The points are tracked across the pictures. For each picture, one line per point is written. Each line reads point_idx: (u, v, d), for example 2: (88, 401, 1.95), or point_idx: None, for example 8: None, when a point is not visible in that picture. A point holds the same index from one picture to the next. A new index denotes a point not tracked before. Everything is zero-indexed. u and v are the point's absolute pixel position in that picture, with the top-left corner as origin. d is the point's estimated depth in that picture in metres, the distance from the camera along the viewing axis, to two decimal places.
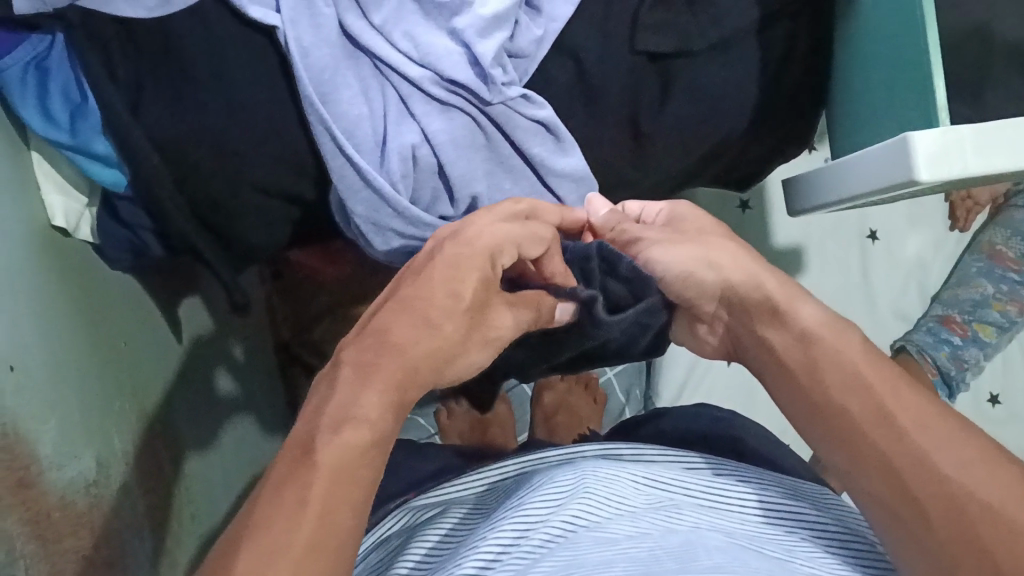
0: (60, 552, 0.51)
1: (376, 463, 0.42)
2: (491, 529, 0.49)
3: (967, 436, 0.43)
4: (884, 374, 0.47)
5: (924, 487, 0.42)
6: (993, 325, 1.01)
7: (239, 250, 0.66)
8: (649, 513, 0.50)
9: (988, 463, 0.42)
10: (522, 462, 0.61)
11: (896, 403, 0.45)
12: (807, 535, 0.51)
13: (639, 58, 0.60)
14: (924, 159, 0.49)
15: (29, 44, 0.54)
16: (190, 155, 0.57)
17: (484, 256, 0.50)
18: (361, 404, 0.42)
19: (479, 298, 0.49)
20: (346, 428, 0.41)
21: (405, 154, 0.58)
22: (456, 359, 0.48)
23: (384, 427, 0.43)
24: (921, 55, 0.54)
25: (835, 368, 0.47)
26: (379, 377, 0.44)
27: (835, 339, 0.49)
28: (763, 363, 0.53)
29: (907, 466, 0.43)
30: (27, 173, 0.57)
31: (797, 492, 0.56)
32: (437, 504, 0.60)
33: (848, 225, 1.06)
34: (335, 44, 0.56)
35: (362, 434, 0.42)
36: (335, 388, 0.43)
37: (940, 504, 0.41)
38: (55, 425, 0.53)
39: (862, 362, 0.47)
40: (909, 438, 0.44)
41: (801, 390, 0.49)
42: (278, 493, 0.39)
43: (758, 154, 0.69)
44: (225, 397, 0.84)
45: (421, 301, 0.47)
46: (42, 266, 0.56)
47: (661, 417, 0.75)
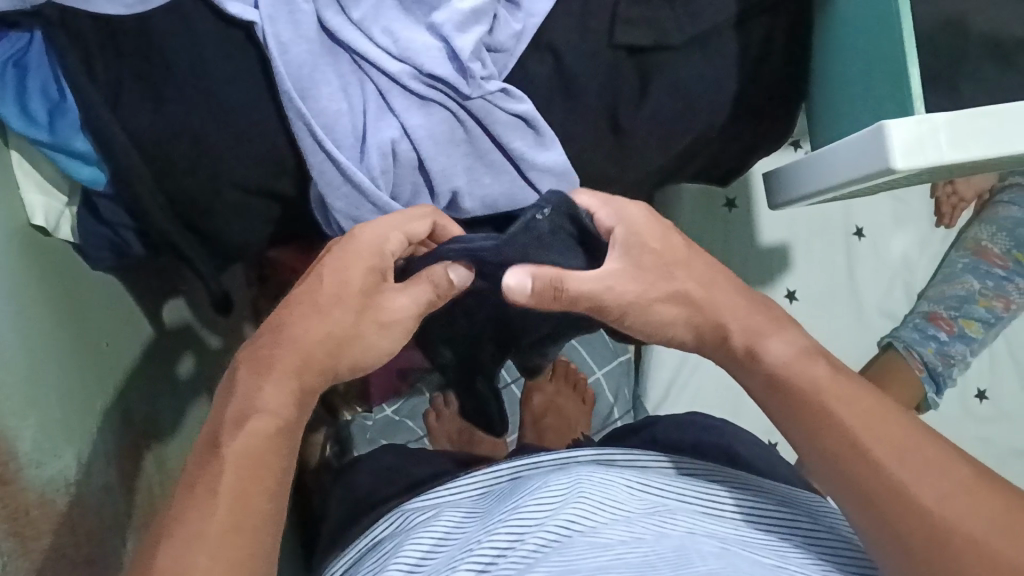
0: (39, 549, 0.51)
1: (285, 450, 0.46)
2: (486, 533, 0.50)
3: (944, 463, 0.45)
4: (856, 398, 0.48)
5: (907, 520, 0.43)
6: (979, 321, 1.00)
7: (222, 249, 0.66)
8: (643, 517, 0.51)
9: (966, 494, 0.43)
10: (513, 467, 0.60)
11: (872, 431, 0.46)
12: (799, 541, 0.52)
13: (618, 52, 0.61)
14: (900, 147, 0.50)
15: (6, 41, 0.55)
16: (170, 151, 0.57)
17: (370, 252, 0.53)
18: (261, 398, 0.47)
19: (370, 287, 0.53)
20: (251, 419, 0.45)
21: (385, 150, 0.58)
22: (351, 345, 0.52)
23: (288, 415, 0.47)
24: (897, 47, 0.54)
25: (813, 393, 0.48)
26: (279, 376, 0.48)
27: (809, 368, 0.49)
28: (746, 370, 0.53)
29: (884, 496, 0.44)
30: (6, 171, 0.57)
31: (787, 499, 0.56)
32: (428, 507, 0.58)
33: (834, 224, 1.05)
34: (315, 40, 0.56)
35: (278, 429, 0.46)
36: (236, 386, 0.47)
37: (923, 536, 0.43)
38: (34, 422, 0.53)
39: (831, 384, 0.48)
40: (885, 468, 0.45)
41: (782, 404, 0.49)
42: (193, 494, 0.42)
43: (738, 148, 0.69)
44: (209, 399, 0.84)
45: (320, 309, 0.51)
46: (22, 266, 0.56)
47: (649, 427, 0.74)
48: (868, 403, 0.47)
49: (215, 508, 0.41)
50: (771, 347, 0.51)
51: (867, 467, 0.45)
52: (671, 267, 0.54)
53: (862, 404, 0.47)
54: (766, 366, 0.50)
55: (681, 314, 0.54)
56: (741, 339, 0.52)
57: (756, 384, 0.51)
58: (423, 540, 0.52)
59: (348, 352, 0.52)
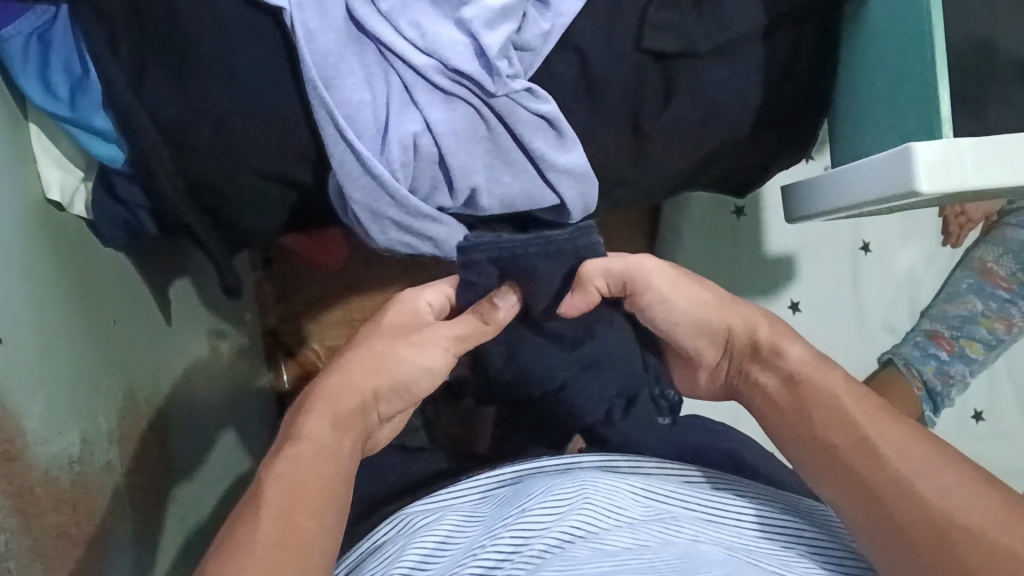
0: (42, 527, 0.51)
1: (335, 473, 0.49)
2: (491, 537, 0.50)
3: (947, 464, 0.48)
4: (858, 398, 0.53)
5: (909, 510, 0.47)
6: (981, 342, 1.00)
7: (236, 233, 0.65)
8: (647, 524, 0.51)
9: (968, 488, 0.47)
10: (518, 470, 0.60)
11: (875, 430, 0.50)
12: (802, 551, 0.51)
13: (644, 57, 0.60)
14: (924, 168, 0.49)
15: (33, 14, 0.54)
16: (190, 134, 0.57)
17: (406, 315, 0.61)
18: (309, 424, 0.51)
19: (402, 328, 0.59)
20: (302, 442, 0.50)
21: (406, 143, 0.58)
22: (390, 367, 0.56)
23: (335, 442, 0.51)
24: (927, 68, 0.54)
25: (816, 393, 0.54)
26: (319, 412, 0.52)
27: (818, 374, 0.55)
28: (768, 373, 0.57)
29: (891, 492, 0.48)
30: (24, 146, 0.57)
31: (793, 508, 0.56)
32: (432, 510, 0.58)
33: (842, 237, 1.05)
34: (341, 29, 0.56)
35: (319, 453, 0.50)
36: (288, 422, 0.52)
37: (923, 527, 0.46)
38: (42, 400, 0.53)
39: (843, 395, 0.53)
40: (891, 465, 0.49)
41: (788, 418, 0.55)
42: (240, 518, 0.45)
43: (756, 158, 0.69)
44: (210, 381, 0.84)
45: (374, 351, 0.56)
46: (37, 241, 0.56)
47: None
48: (872, 410, 0.52)
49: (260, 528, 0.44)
50: (788, 348, 0.57)
51: (871, 463, 0.49)
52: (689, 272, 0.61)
53: (867, 407, 0.52)
54: (783, 364, 0.56)
55: (713, 310, 0.60)
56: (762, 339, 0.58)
57: (769, 392, 0.57)
58: (425, 542, 0.52)
59: (379, 372, 0.55)
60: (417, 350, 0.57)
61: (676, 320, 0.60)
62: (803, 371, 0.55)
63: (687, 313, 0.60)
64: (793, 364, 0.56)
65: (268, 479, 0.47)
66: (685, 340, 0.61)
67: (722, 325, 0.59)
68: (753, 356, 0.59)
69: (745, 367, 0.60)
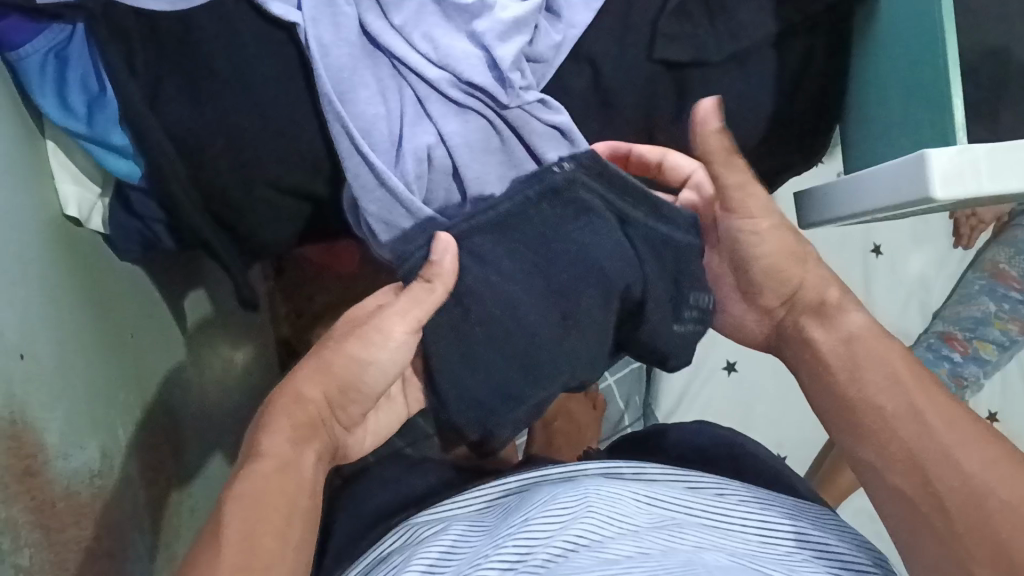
0: (63, 540, 0.51)
1: (295, 488, 0.49)
2: (493, 547, 0.50)
3: (990, 441, 0.48)
4: (906, 365, 0.52)
5: (951, 480, 0.47)
6: (994, 343, 0.99)
7: (251, 246, 0.66)
8: (651, 532, 0.50)
9: (1010, 463, 0.46)
10: (523, 479, 0.60)
11: (924, 399, 0.50)
12: (809, 555, 0.51)
13: (656, 67, 0.60)
14: (937, 178, 0.50)
15: (49, 33, 0.54)
16: (205, 147, 0.57)
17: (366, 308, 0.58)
18: (267, 442, 0.51)
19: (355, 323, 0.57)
20: (263, 460, 0.50)
21: (420, 155, 0.58)
22: (344, 370, 0.55)
23: (293, 456, 0.51)
24: (941, 77, 0.54)
25: (869, 354, 0.53)
26: (280, 425, 0.52)
27: (875, 338, 0.54)
28: (822, 331, 0.56)
29: (933, 460, 0.48)
30: (42, 163, 0.57)
31: (799, 510, 0.55)
32: (435, 522, 0.58)
33: (853, 240, 1.05)
34: (355, 43, 0.57)
35: (279, 470, 0.49)
36: (250, 435, 0.52)
37: (962, 496, 0.46)
38: (62, 414, 0.53)
39: (893, 359, 0.52)
40: (936, 438, 0.48)
41: (838, 378, 0.54)
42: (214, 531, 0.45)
43: (770, 165, 0.68)
44: (223, 390, 0.84)
45: (324, 361, 0.55)
46: (55, 256, 0.56)
47: (659, 435, 0.73)
48: (923, 376, 0.51)
49: (222, 554, 0.44)
50: (853, 311, 0.56)
51: (917, 435, 0.49)
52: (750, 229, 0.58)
53: (918, 371, 0.52)
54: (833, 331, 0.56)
55: (795, 265, 0.57)
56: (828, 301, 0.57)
57: (819, 341, 0.56)
58: (432, 549, 0.52)
59: (331, 377, 0.55)
60: (367, 348, 0.55)
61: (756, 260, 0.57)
62: (860, 333, 0.55)
63: (762, 259, 0.57)
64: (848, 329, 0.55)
65: (232, 499, 0.47)
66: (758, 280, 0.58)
67: (796, 282, 0.57)
68: (812, 318, 0.57)
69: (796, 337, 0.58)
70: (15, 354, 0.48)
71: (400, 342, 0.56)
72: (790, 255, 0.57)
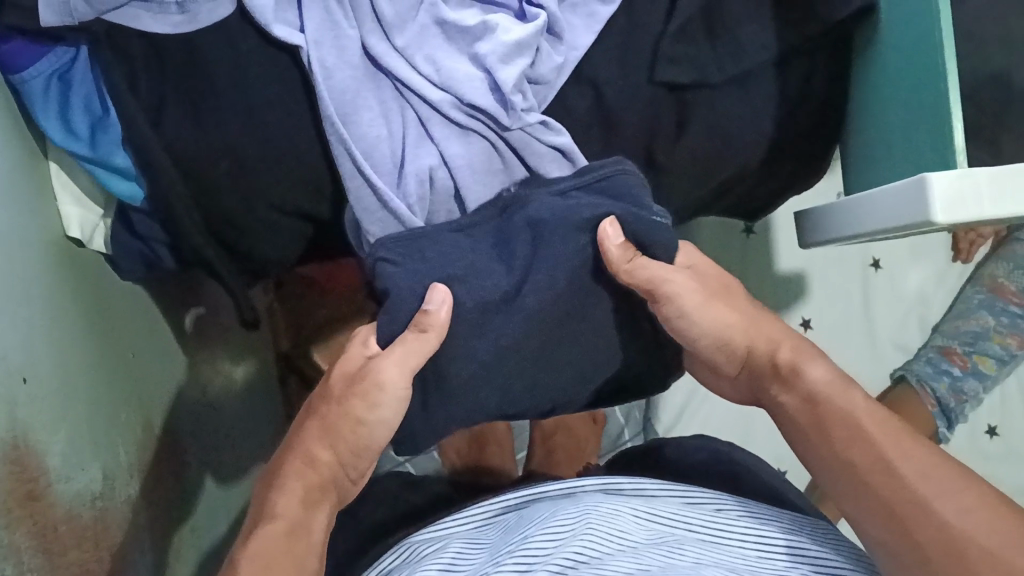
0: (66, 563, 0.51)
1: (306, 546, 0.51)
2: (494, 565, 0.50)
3: (965, 484, 0.48)
4: (882, 422, 0.52)
5: (928, 530, 0.46)
6: (993, 358, 1.00)
7: (252, 264, 0.66)
8: (650, 549, 0.50)
9: (985, 510, 0.46)
10: (522, 496, 0.60)
11: (895, 453, 0.50)
12: (807, 569, 0.51)
13: (657, 89, 0.61)
14: (941, 203, 0.50)
15: (54, 56, 0.54)
16: (208, 169, 0.58)
17: (358, 359, 0.56)
18: (277, 507, 0.52)
19: (350, 377, 0.55)
20: (269, 527, 0.51)
21: (423, 177, 0.58)
22: (338, 426, 0.54)
23: (302, 517, 0.52)
24: (940, 100, 0.55)
25: (838, 413, 0.53)
26: (287, 487, 0.53)
27: (839, 394, 0.54)
28: (785, 393, 0.56)
29: (908, 509, 0.47)
30: (44, 184, 0.58)
31: (798, 523, 0.55)
32: (435, 539, 0.57)
33: (851, 255, 1.05)
34: (358, 65, 0.57)
35: (289, 532, 0.51)
36: (260, 508, 0.53)
37: (940, 544, 0.46)
38: (64, 437, 0.53)
39: (860, 413, 0.52)
40: (911, 485, 0.48)
41: (810, 437, 0.54)
42: None
43: (770, 186, 0.70)
44: (222, 407, 0.84)
45: (329, 421, 0.54)
46: (56, 276, 0.56)
47: (659, 450, 0.73)
48: (890, 429, 0.51)
49: None
50: (810, 369, 0.55)
51: (892, 484, 0.49)
52: (717, 286, 0.59)
53: (891, 428, 0.51)
54: (799, 388, 0.55)
55: (739, 329, 0.58)
56: (786, 361, 0.57)
57: (790, 411, 0.56)
58: (433, 564, 0.53)
59: (329, 436, 0.54)
60: (372, 408, 0.54)
61: (702, 329, 0.57)
62: (822, 391, 0.54)
63: (715, 335, 0.58)
64: (813, 385, 0.55)
65: (239, 563, 0.49)
66: (707, 354, 0.59)
67: (745, 347, 0.58)
68: (772, 381, 0.57)
69: (758, 394, 0.59)
70: (17, 378, 0.48)
71: (399, 394, 0.53)
72: (729, 328, 0.58)
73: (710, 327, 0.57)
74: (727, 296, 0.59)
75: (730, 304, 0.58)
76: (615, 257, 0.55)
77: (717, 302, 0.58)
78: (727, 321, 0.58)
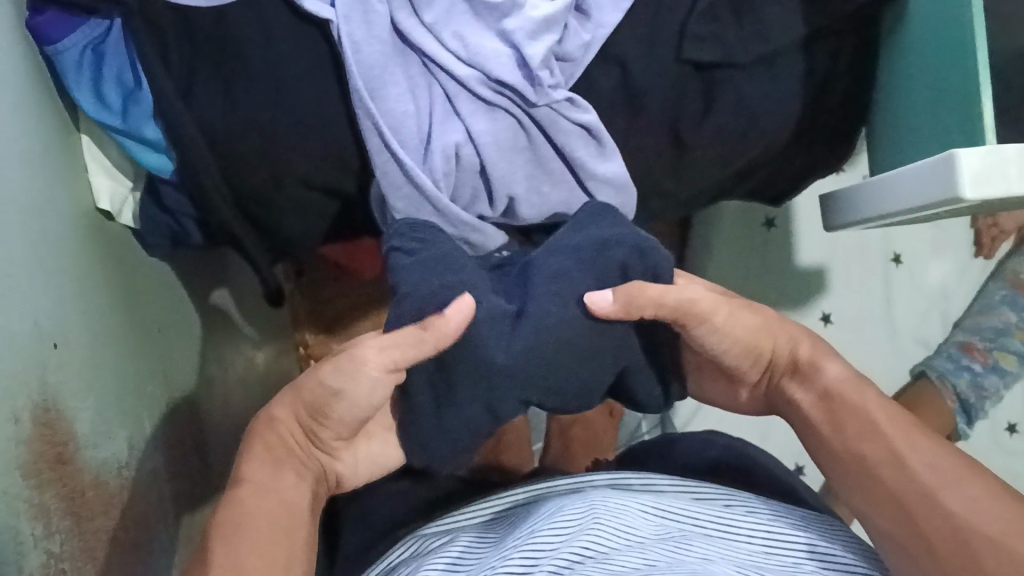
0: (92, 529, 0.52)
1: (279, 518, 0.50)
2: (500, 559, 0.50)
3: (975, 476, 0.47)
4: (893, 415, 0.52)
5: (934, 522, 0.46)
6: (1015, 355, 1.00)
7: (277, 242, 0.66)
8: (657, 544, 0.50)
9: (994, 501, 0.46)
10: (531, 492, 0.60)
11: (906, 443, 0.50)
12: (818, 565, 0.50)
13: (685, 68, 0.61)
14: (969, 178, 0.50)
15: (88, 28, 0.55)
16: (236, 143, 0.58)
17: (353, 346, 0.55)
18: (248, 472, 0.52)
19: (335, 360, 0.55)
20: (240, 489, 0.51)
21: (449, 153, 0.59)
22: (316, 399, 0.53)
23: (270, 485, 0.52)
24: (970, 77, 0.54)
25: (849, 409, 0.53)
26: (257, 456, 0.53)
27: (855, 392, 0.54)
28: (801, 390, 0.56)
29: (914, 499, 0.48)
30: (76, 156, 0.58)
31: (807, 519, 0.54)
32: (445, 532, 0.58)
33: (873, 249, 1.04)
34: (387, 41, 0.57)
35: (257, 495, 0.50)
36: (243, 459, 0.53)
37: (947, 534, 0.45)
38: (92, 404, 0.54)
39: (874, 408, 0.52)
40: (917, 475, 0.48)
41: (822, 432, 0.54)
42: (215, 544, 0.47)
43: (794, 169, 0.70)
44: (242, 389, 0.85)
45: (297, 385, 0.54)
46: (86, 250, 0.57)
47: (672, 445, 0.72)
48: (904, 422, 0.51)
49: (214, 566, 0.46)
50: (828, 365, 0.56)
51: (900, 475, 0.49)
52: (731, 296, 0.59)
53: (899, 421, 0.51)
54: (815, 386, 0.55)
55: (761, 330, 0.57)
56: (803, 359, 0.57)
57: (806, 410, 0.56)
58: (439, 559, 0.53)
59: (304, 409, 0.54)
60: (339, 376, 0.52)
61: (732, 330, 0.56)
62: (838, 385, 0.54)
63: (737, 340, 0.56)
64: (828, 382, 0.55)
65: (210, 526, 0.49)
66: (730, 361, 0.57)
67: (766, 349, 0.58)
68: (789, 378, 0.57)
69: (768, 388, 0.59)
70: (48, 343, 0.49)
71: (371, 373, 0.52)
72: (750, 333, 0.57)
73: (734, 328, 0.56)
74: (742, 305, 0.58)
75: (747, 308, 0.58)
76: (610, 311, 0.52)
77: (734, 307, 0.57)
78: (750, 325, 0.57)
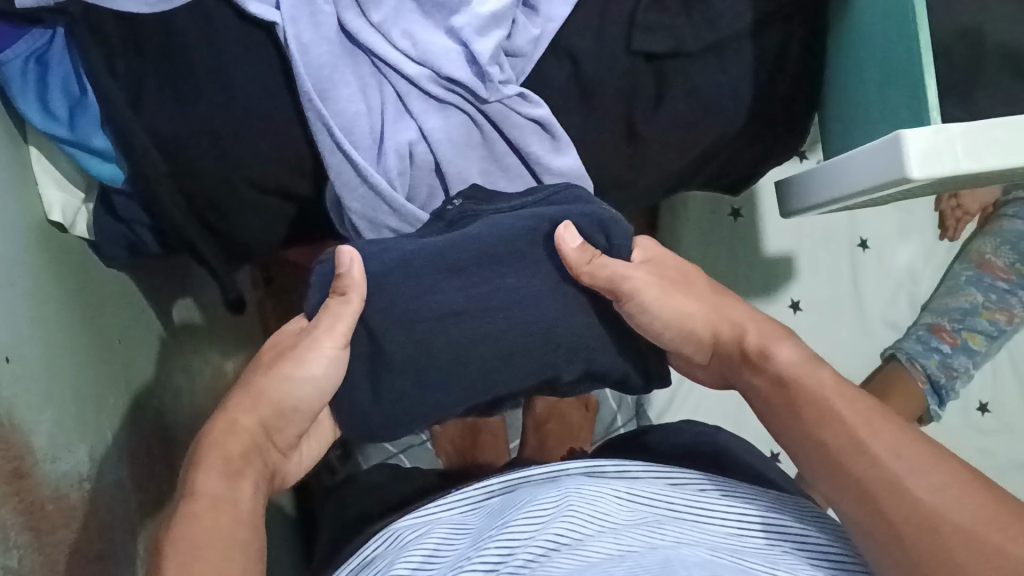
0: (53, 542, 0.51)
1: (244, 530, 0.47)
2: (476, 549, 0.49)
3: (938, 463, 0.47)
4: (853, 400, 0.51)
5: (901, 509, 0.45)
6: (983, 334, 0.98)
7: (234, 246, 0.66)
8: (631, 529, 0.50)
9: (959, 489, 0.45)
10: (505, 481, 0.59)
11: (867, 432, 0.49)
12: (790, 548, 0.51)
13: (635, 59, 0.61)
14: (915, 158, 0.50)
15: (29, 38, 0.55)
16: (188, 148, 0.57)
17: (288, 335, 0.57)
18: (203, 482, 0.48)
19: (271, 352, 0.56)
20: (201, 500, 0.47)
21: (403, 151, 0.59)
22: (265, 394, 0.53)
23: (226, 493, 0.48)
24: (915, 61, 0.54)
25: (806, 395, 0.52)
26: (209, 462, 0.49)
27: (807, 374, 0.53)
28: (756, 376, 0.56)
29: (880, 488, 0.46)
30: (24, 167, 0.58)
31: (781, 503, 0.55)
32: (419, 525, 0.57)
33: (839, 234, 1.05)
34: (334, 41, 0.57)
35: (215, 507, 0.47)
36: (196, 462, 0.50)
37: (914, 524, 0.45)
38: (49, 417, 0.53)
39: (833, 396, 0.51)
40: (884, 463, 0.47)
41: (786, 419, 0.53)
42: (183, 554, 0.44)
43: (754, 155, 0.70)
44: (208, 395, 0.84)
45: (254, 389, 0.53)
46: (38, 261, 0.56)
47: (645, 435, 0.73)
48: (863, 410, 0.50)
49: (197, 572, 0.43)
50: (778, 351, 0.55)
51: (864, 461, 0.48)
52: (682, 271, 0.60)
53: (860, 407, 0.50)
54: (768, 372, 0.54)
55: (703, 316, 0.58)
56: (753, 344, 0.56)
57: (762, 393, 0.55)
58: (416, 552, 0.51)
59: (250, 401, 0.53)
60: (293, 366, 0.53)
61: (673, 316, 0.57)
62: (792, 372, 0.53)
63: (688, 318, 0.57)
64: (784, 367, 0.54)
65: (170, 545, 0.45)
66: (673, 344, 0.59)
67: (709, 334, 0.58)
68: (744, 363, 0.56)
69: (731, 378, 0.59)
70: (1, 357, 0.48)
71: (329, 352, 0.54)
72: (698, 312, 0.58)
73: (678, 313, 0.57)
74: (689, 286, 0.59)
75: (693, 293, 0.58)
76: (574, 260, 0.55)
77: (677, 291, 0.58)
78: (694, 311, 0.57)
